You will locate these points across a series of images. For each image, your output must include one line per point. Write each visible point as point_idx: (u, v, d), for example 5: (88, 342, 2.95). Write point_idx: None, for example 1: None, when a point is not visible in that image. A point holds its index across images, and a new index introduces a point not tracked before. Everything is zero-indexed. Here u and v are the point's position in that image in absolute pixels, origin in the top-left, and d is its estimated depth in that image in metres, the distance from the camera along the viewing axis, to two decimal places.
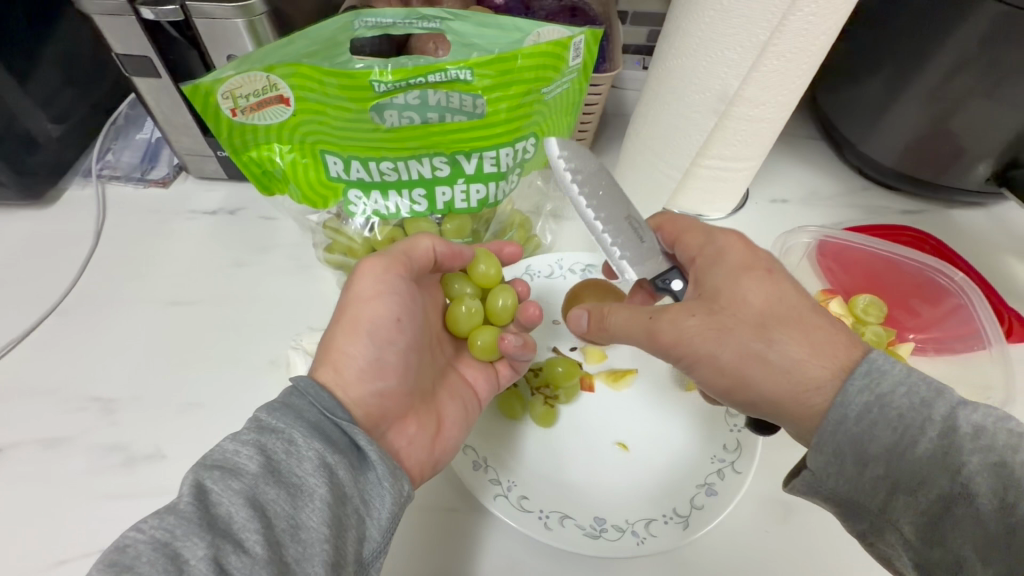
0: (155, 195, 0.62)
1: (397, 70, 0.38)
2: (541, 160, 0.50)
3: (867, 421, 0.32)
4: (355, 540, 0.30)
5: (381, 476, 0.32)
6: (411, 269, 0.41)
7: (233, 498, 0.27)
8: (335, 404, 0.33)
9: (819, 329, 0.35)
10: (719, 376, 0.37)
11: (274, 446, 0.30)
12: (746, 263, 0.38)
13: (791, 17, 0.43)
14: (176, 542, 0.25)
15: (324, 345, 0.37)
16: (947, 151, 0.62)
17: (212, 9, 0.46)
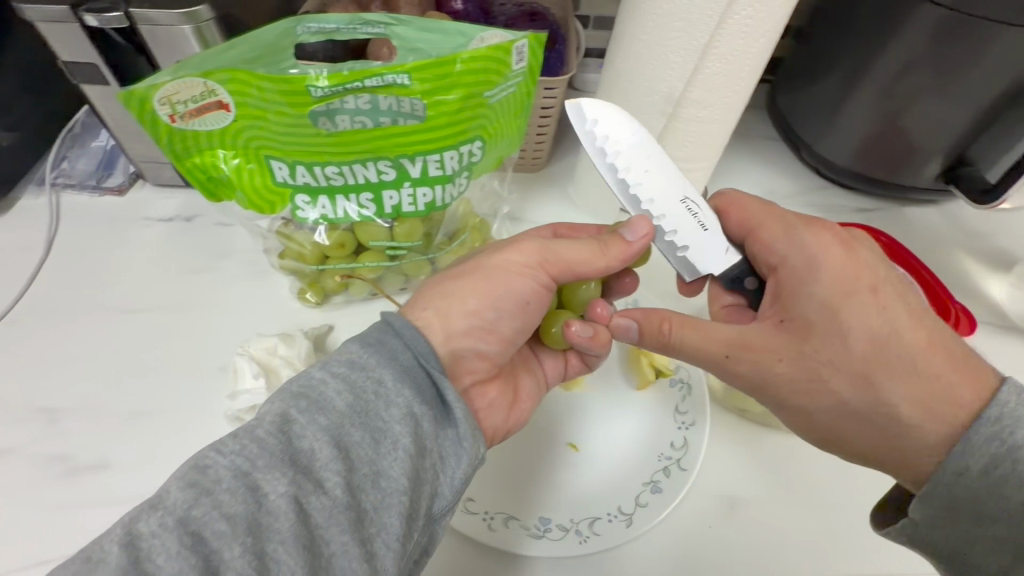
0: (110, 204, 0.61)
1: (332, 75, 0.38)
2: (492, 163, 0.50)
3: (995, 483, 0.32)
4: (431, 492, 0.31)
5: (463, 435, 0.33)
6: (542, 274, 0.40)
7: (318, 436, 0.29)
8: (429, 351, 0.34)
9: (936, 376, 0.35)
10: (807, 412, 0.38)
11: (362, 386, 0.31)
12: (841, 289, 0.36)
13: (730, 20, 0.44)
14: (258, 475, 0.27)
15: (433, 291, 0.38)
16: (897, 148, 0.64)
17: (156, 15, 0.46)
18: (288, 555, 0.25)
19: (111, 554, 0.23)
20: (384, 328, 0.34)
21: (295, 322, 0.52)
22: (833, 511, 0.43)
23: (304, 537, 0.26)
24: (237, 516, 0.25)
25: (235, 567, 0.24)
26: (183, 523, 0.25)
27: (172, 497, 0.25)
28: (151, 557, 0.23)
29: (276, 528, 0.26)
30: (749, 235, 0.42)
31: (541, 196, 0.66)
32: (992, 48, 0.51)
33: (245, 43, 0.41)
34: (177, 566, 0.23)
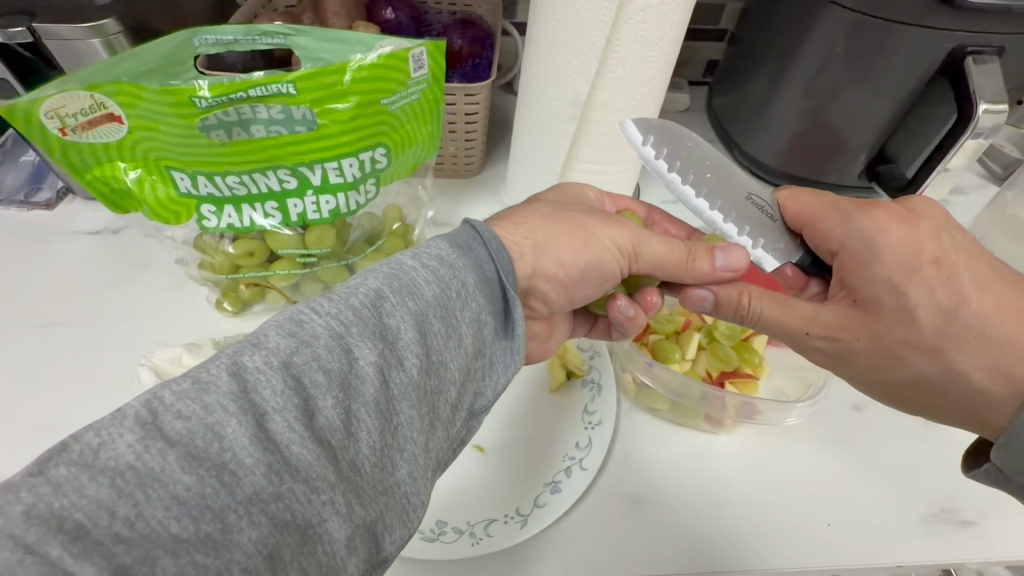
0: (36, 218, 0.60)
1: (215, 86, 0.39)
2: (406, 169, 0.51)
3: None
4: (473, 392, 0.32)
5: (515, 349, 0.33)
6: (634, 257, 0.40)
7: (405, 317, 0.28)
8: (508, 268, 0.34)
9: (999, 340, 0.35)
10: (881, 379, 0.39)
11: (448, 282, 0.30)
12: (906, 267, 0.36)
13: (622, 26, 0.45)
14: (351, 340, 0.26)
15: (535, 221, 0.38)
16: (825, 147, 0.64)
17: (62, 30, 0.47)
18: (368, 417, 0.25)
19: (222, 378, 0.23)
20: (472, 235, 0.34)
21: (211, 330, 0.52)
22: (739, 506, 0.43)
23: (382, 405, 0.26)
24: (331, 372, 0.25)
25: (326, 415, 0.24)
26: (285, 366, 0.24)
27: (272, 341, 0.25)
28: (256, 390, 0.23)
29: (362, 392, 0.26)
30: (808, 224, 0.41)
31: (475, 202, 0.66)
32: (896, 47, 0.53)
33: (136, 56, 0.39)
34: (280, 402, 0.23)
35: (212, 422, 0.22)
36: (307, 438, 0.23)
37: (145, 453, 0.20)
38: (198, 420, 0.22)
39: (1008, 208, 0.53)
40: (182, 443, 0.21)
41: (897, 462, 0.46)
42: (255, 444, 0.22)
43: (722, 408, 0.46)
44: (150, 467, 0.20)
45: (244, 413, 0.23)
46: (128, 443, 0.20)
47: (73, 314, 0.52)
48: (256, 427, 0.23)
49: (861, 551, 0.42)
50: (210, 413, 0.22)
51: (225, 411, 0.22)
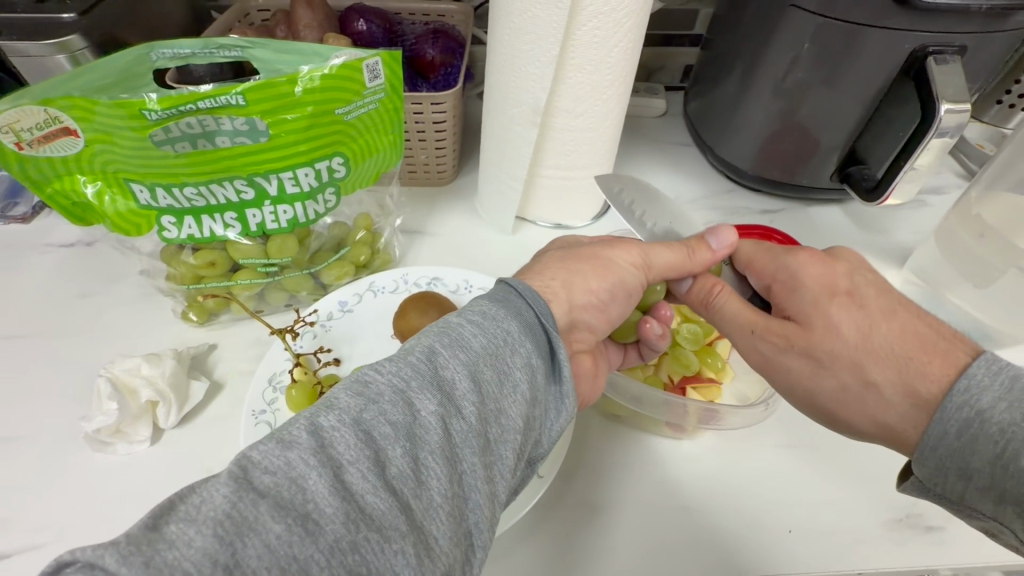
0: (13, 231, 0.61)
1: (163, 99, 0.39)
2: (369, 177, 0.51)
3: (968, 435, 0.31)
4: (534, 439, 0.31)
5: (566, 393, 0.32)
6: (652, 269, 0.41)
7: (458, 369, 0.28)
8: (548, 312, 0.33)
9: (908, 360, 0.35)
10: (810, 392, 0.39)
11: (494, 332, 0.30)
12: (824, 289, 0.38)
13: (576, 33, 0.46)
14: (412, 394, 0.26)
15: (555, 265, 0.39)
16: (797, 149, 0.63)
17: (27, 47, 0.49)
18: (435, 464, 0.25)
19: (302, 437, 0.23)
20: (506, 288, 0.33)
21: (176, 341, 0.52)
22: (698, 513, 0.43)
23: (447, 452, 0.26)
24: (398, 424, 0.25)
25: (396, 464, 0.24)
26: (357, 423, 0.25)
27: (343, 402, 0.25)
28: (332, 445, 0.24)
29: (427, 440, 0.25)
30: (748, 264, 0.44)
31: (446, 210, 0.66)
32: (860, 49, 0.53)
33: (93, 72, 0.40)
34: (355, 454, 0.24)
35: (296, 475, 0.22)
36: (380, 487, 0.23)
37: (241, 502, 0.21)
38: (284, 475, 0.22)
39: (972, 209, 0.53)
40: (271, 495, 0.21)
41: (859, 467, 0.46)
42: (335, 494, 0.22)
43: (683, 415, 0.44)
44: (245, 517, 0.21)
45: (322, 466, 0.23)
46: (223, 494, 0.21)
47: (42, 326, 0.53)
48: (334, 480, 0.23)
49: (822, 558, 0.41)
50: (294, 467, 0.23)
51: (307, 464, 0.23)
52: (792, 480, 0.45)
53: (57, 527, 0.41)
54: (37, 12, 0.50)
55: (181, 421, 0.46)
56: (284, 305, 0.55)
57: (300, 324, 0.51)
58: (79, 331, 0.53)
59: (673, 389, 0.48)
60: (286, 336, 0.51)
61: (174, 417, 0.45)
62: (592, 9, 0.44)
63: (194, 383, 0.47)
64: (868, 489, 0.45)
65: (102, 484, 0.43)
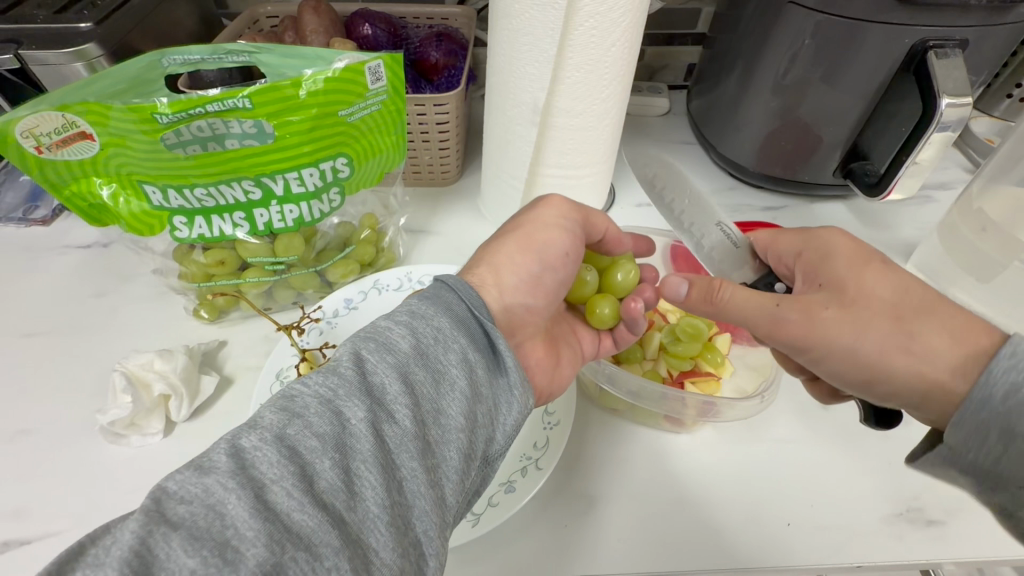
0: (34, 234, 0.63)
1: (173, 103, 0.41)
2: (371, 178, 0.53)
3: (1016, 398, 0.32)
4: (486, 436, 0.31)
5: (515, 383, 0.33)
6: (568, 230, 0.42)
7: (387, 373, 0.29)
8: (480, 304, 0.34)
9: (951, 318, 0.38)
10: (851, 355, 0.39)
11: (423, 332, 0.31)
12: (859, 257, 0.41)
13: (574, 33, 0.47)
14: (340, 403, 0.27)
15: (482, 254, 0.41)
16: (799, 146, 0.64)
17: (46, 56, 0.51)
18: (369, 472, 0.26)
19: (222, 460, 0.24)
20: (438, 284, 0.34)
21: (187, 338, 0.54)
22: (697, 507, 0.43)
23: (381, 458, 0.26)
24: (325, 435, 0.26)
25: (326, 477, 0.25)
26: (281, 439, 0.25)
27: (267, 420, 0.26)
28: (255, 464, 0.24)
29: (359, 449, 0.26)
30: (770, 246, 0.48)
31: (450, 211, 0.67)
32: (860, 46, 0.53)
33: (106, 78, 0.42)
34: (279, 471, 0.24)
35: (214, 502, 0.23)
36: (308, 502, 0.24)
37: (151, 536, 0.21)
38: (202, 502, 0.23)
39: (974, 203, 0.53)
40: (185, 526, 0.22)
41: (859, 461, 0.46)
42: (256, 516, 0.23)
43: (683, 408, 0.45)
44: (155, 553, 0.21)
45: (243, 488, 0.23)
46: (132, 531, 0.21)
47: (60, 324, 0.55)
48: (256, 499, 0.23)
49: (820, 552, 0.41)
50: (211, 493, 0.23)
51: (225, 489, 0.23)
52: (790, 474, 0.45)
53: (72, 516, 0.42)
54: (55, 22, 0.52)
55: (192, 415, 0.48)
56: (291, 303, 0.56)
57: (305, 321, 0.53)
58: (94, 329, 0.54)
59: (673, 382, 0.49)
60: (293, 332, 0.52)
61: (185, 411, 0.47)
62: (588, 10, 0.45)
63: (204, 378, 0.49)
64: (869, 482, 0.45)
65: (115, 475, 0.45)
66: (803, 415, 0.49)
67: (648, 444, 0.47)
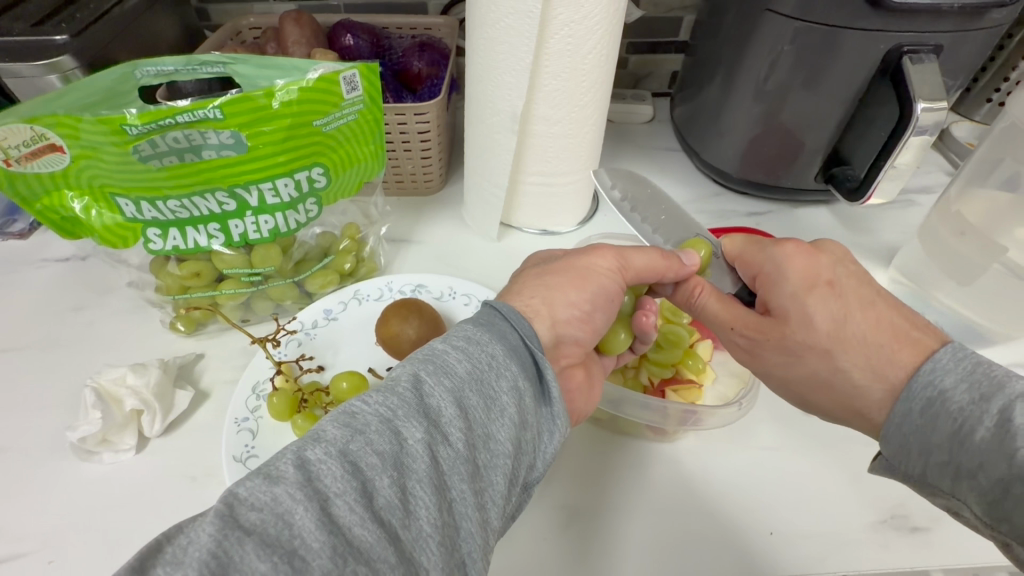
0: (11, 247, 0.62)
1: (142, 114, 0.41)
2: (350, 188, 0.52)
3: (930, 413, 0.33)
4: (530, 462, 0.31)
5: (557, 414, 0.32)
6: (622, 271, 0.41)
7: (445, 397, 0.28)
8: (533, 333, 0.33)
9: (879, 349, 0.36)
10: (788, 381, 0.41)
11: (479, 357, 0.30)
12: (805, 283, 0.38)
13: (549, 41, 0.47)
14: (399, 422, 0.26)
15: (533, 283, 0.39)
16: (781, 151, 0.63)
17: (20, 69, 0.51)
18: (424, 492, 0.25)
19: (289, 471, 0.23)
20: (492, 311, 0.34)
21: (163, 351, 0.53)
22: (686, 516, 0.43)
23: (435, 480, 0.25)
24: (385, 454, 0.25)
25: (384, 494, 0.24)
26: (344, 455, 0.25)
27: (330, 433, 0.25)
28: (320, 478, 0.24)
29: (415, 469, 0.25)
30: (738, 258, 0.45)
31: (434, 220, 0.67)
32: (836, 52, 0.53)
33: (78, 90, 0.42)
34: (342, 486, 0.24)
35: (282, 511, 0.22)
36: (368, 519, 0.23)
37: (225, 540, 0.21)
38: (271, 511, 0.22)
39: (952, 207, 0.54)
40: (256, 532, 0.21)
41: (843, 467, 0.46)
42: (322, 528, 0.22)
43: (665, 418, 0.45)
44: (231, 557, 0.20)
45: (309, 499, 0.23)
46: (209, 533, 0.21)
47: (34, 338, 0.54)
48: (321, 512, 0.22)
49: (804, 561, 0.40)
50: (280, 502, 0.22)
51: (293, 499, 0.22)
52: (773, 482, 0.45)
53: (38, 535, 0.41)
54: (32, 35, 0.51)
55: (167, 429, 0.47)
56: (270, 315, 0.56)
57: (282, 333, 0.52)
58: (69, 343, 0.53)
59: (654, 391, 0.49)
60: (269, 344, 0.51)
61: (158, 426, 0.46)
62: (563, 17, 0.45)
63: (179, 393, 0.48)
64: (849, 489, 0.45)
65: (88, 494, 0.43)
66: (786, 421, 0.49)
67: (636, 461, 0.46)
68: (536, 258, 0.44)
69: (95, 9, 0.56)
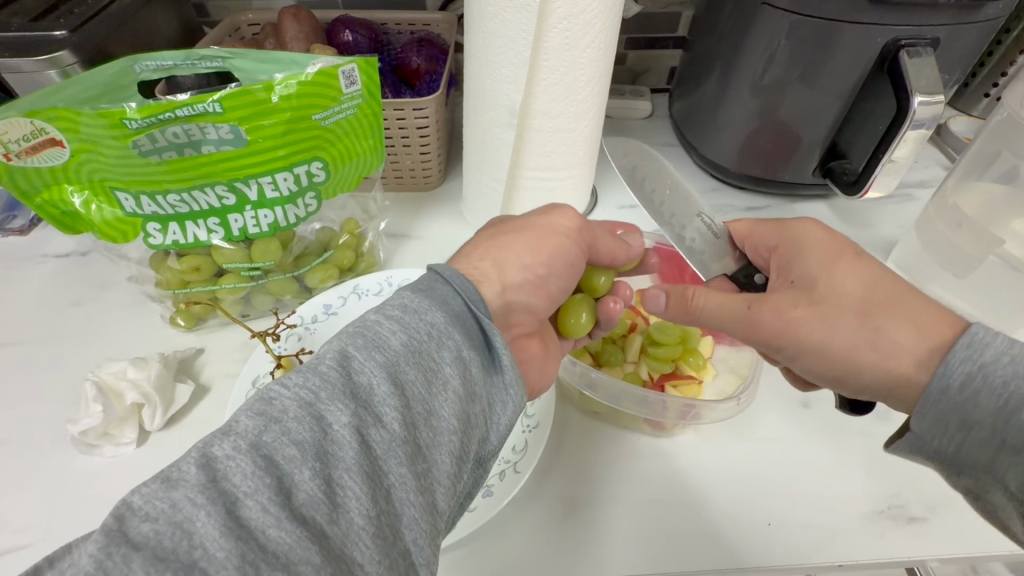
0: (12, 243, 0.62)
1: (142, 108, 0.41)
2: (349, 182, 0.52)
3: (971, 388, 0.33)
4: (484, 435, 0.31)
5: (511, 382, 0.31)
6: (585, 237, 0.43)
7: (375, 374, 0.27)
8: (479, 300, 0.33)
9: (917, 313, 0.37)
10: (821, 350, 0.39)
11: (415, 328, 0.30)
12: (831, 251, 0.41)
13: (546, 36, 0.47)
14: (320, 407, 0.26)
15: (484, 244, 0.40)
16: (779, 146, 0.64)
17: (19, 64, 0.51)
18: (352, 482, 0.24)
19: (192, 473, 0.23)
20: (433, 276, 0.33)
21: (164, 345, 0.53)
22: (684, 507, 0.43)
23: (367, 468, 0.25)
24: (305, 444, 0.24)
25: (303, 489, 0.23)
26: (256, 448, 0.24)
27: (242, 425, 0.25)
28: (228, 477, 0.23)
29: (341, 458, 0.25)
30: (746, 237, 0.46)
31: (434, 215, 0.67)
32: (834, 46, 0.53)
33: (79, 84, 0.42)
34: (252, 484, 0.23)
35: (181, 519, 0.21)
36: (284, 518, 0.22)
37: (110, 559, 0.20)
38: (168, 519, 0.21)
39: (948, 199, 0.54)
40: (148, 547, 0.20)
41: (839, 458, 0.46)
42: (227, 535, 0.21)
43: (664, 411, 0.45)
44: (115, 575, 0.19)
45: (212, 503, 0.22)
46: (91, 553, 0.20)
47: (35, 333, 0.54)
48: (227, 516, 0.22)
49: (802, 550, 0.41)
50: (179, 509, 0.22)
51: (193, 504, 0.22)
52: (771, 475, 0.45)
53: (41, 528, 0.42)
54: (31, 30, 0.51)
55: (168, 423, 0.47)
56: (269, 309, 0.56)
57: (282, 327, 0.53)
58: (70, 338, 0.54)
59: (654, 386, 0.49)
60: (267, 338, 0.52)
61: (159, 419, 0.46)
62: (561, 11, 0.45)
63: (180, 386, 0.48)
64: (848, 480, 0.45)
65: (91, 486, 0.44)
66: (785, 413, 0.49)
67: (635, 454, 0.46)
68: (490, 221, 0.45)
69: (93, 5, 0.56)
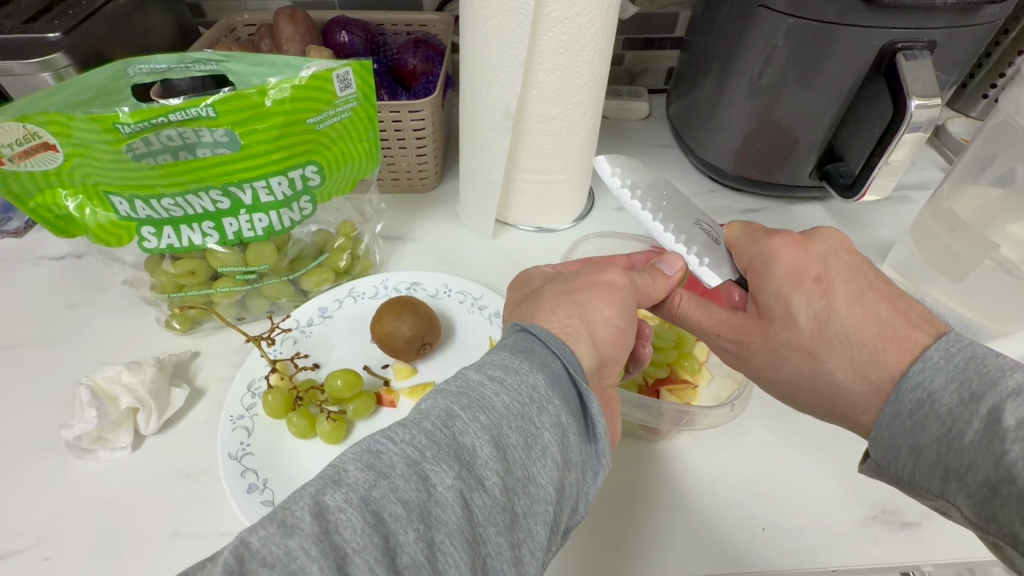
0: (7, 245, 0.62)
1: (135, 112, 0.40)
2: (344, 185, 0.52)
3: (920, 414, 0.34)
4: (573, 505, 0.29)
5: (603, 452, 0.31)
6: (642, 291, 0.40)
7: (480, 435, 0.26)
8: (576, 361, 0.32)
9: (860, 348, 0.37)
10: (772, 378, 0.42)
11: (519, 389, 0.29)
12: (792, 279, 0.39)
13: (542, 37, 0.47)
14: (427, 466, 0.25)
15: (561, 302, 0.37)
16: (776, 148, 0.63)
17: (12, 66, 0.50)
18: (454, 548, 0.24)
19: (306, 521, 0.22)
20: (530, 338, 0.32)
21: (160, 348, 0.53)
22: (676, 510, 0.43)
23: (468, 534, 0.24)
24: (412, 502, 0.24)
25: (409, 551, 0.23)
26: (365, 503, 0.23)
27: (352, 475, 0.24)
28: (338, 530, 0.23)
29: (444, 521, 0.24)
30: (730, 245, 0.44)
31: (431, 217, 0.67)
32: (830, 49, 0.53)
33: (71, 87, 0.42)
34: (362, 541, 0.22)
35: (295, 569, 0.21)
36: None
37: None
38: (283, 568, 0.21)
39: (944, 203, 0.54)
40: None
41: (834, 462, 0.46)
42: None
43: (659, 417, 0.45)
44: None
45: (325, 557, 0.22)
46: None
47: (30, 336, 0.54)
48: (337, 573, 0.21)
49: (795, 552, 0.41)
50: (293, 559, 0.21)
51: (308, 556, 0.21)
52: (762, 479, 0.45)
53: (35, 532, 0.42)
54: (23, 32, 0.51)
55: (163, 426, 0.47)
56: (265, 313, 0.56)
57: (277, 330, 0.53)
58: (65, 340, 0.54)
59: (650, 391, 0.49)
60: (262, 342, 0.52)
61: (153, 424, 0.46)
62: (556, 14, 0.45)
63: (175, 390, 0.48)
64: (840, 484, 0.45)
65: (86, 490, 0.44)
66: (780, 418, 0.49)
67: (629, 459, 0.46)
68: (530, 288, 0.42)
69: (88, 6, 0.56)
